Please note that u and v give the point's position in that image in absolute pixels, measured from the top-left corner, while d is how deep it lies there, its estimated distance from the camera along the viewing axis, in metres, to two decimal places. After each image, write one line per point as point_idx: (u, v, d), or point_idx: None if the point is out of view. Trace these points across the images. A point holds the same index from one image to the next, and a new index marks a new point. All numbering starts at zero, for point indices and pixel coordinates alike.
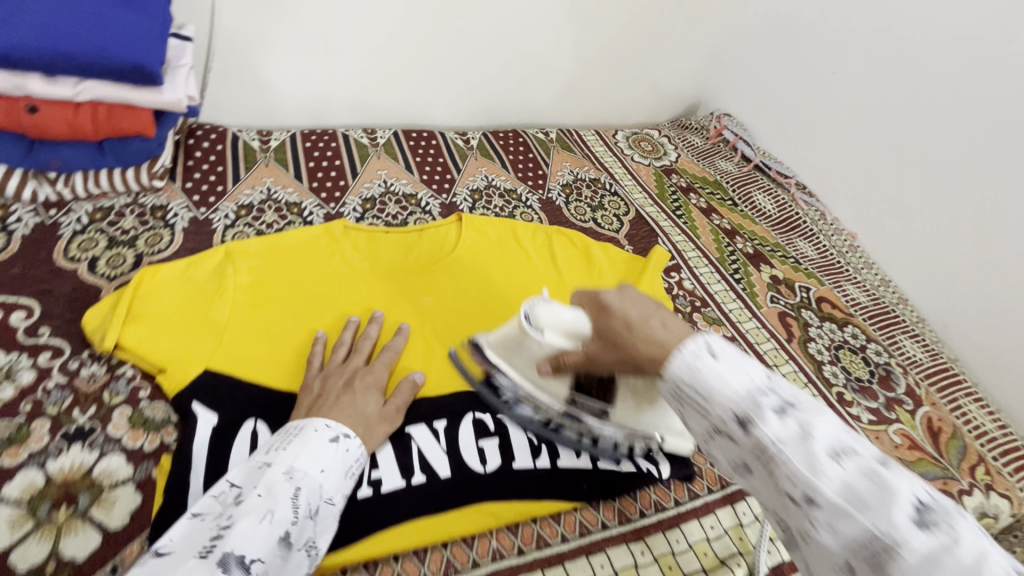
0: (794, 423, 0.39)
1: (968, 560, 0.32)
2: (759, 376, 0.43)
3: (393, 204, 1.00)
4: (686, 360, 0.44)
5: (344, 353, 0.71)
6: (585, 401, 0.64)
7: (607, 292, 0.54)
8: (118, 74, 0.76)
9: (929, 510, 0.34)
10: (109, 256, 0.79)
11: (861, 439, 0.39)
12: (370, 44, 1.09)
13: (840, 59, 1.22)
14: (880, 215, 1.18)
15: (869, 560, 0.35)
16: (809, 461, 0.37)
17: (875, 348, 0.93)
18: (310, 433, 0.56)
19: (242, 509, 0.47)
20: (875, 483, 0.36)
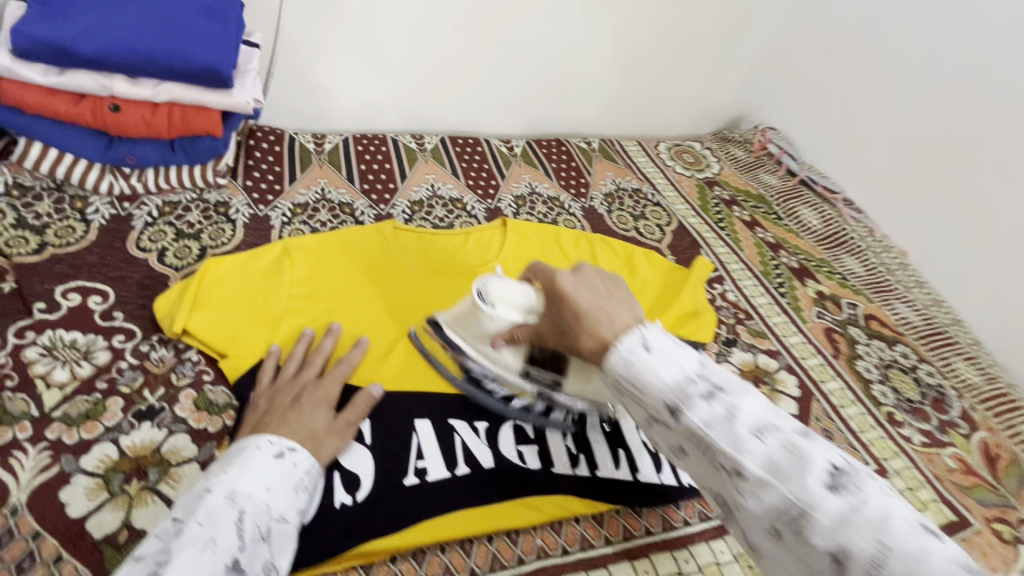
0: (721, 406, 0.44)
1: (873, 517, 0.38)
2: (691, 365, 0.46)
3: (440, 207, 1.03)
4: (623, 355, 0.47)
5: (295, 366, 0.67)
6: (538, 373, 0.65)
7: (563, 278, 0.54)
8: (194, 77, 0.81)
9: (840, 474, 0.40)
10: (176, 248, 0.83)
11: (781, 415, 0.44)
12: (423, 52, 1.14)
13: (893, 74, 1.20)
14: (933, 234, 1.16)
15: (788, 522, 0.40)
16: (732, 439, 0.42)
17: (927, 369, 0.90)
18: (252, 451, 0.52)
19: (182, 541, 0.43)
20: (792, 454, 0.41)
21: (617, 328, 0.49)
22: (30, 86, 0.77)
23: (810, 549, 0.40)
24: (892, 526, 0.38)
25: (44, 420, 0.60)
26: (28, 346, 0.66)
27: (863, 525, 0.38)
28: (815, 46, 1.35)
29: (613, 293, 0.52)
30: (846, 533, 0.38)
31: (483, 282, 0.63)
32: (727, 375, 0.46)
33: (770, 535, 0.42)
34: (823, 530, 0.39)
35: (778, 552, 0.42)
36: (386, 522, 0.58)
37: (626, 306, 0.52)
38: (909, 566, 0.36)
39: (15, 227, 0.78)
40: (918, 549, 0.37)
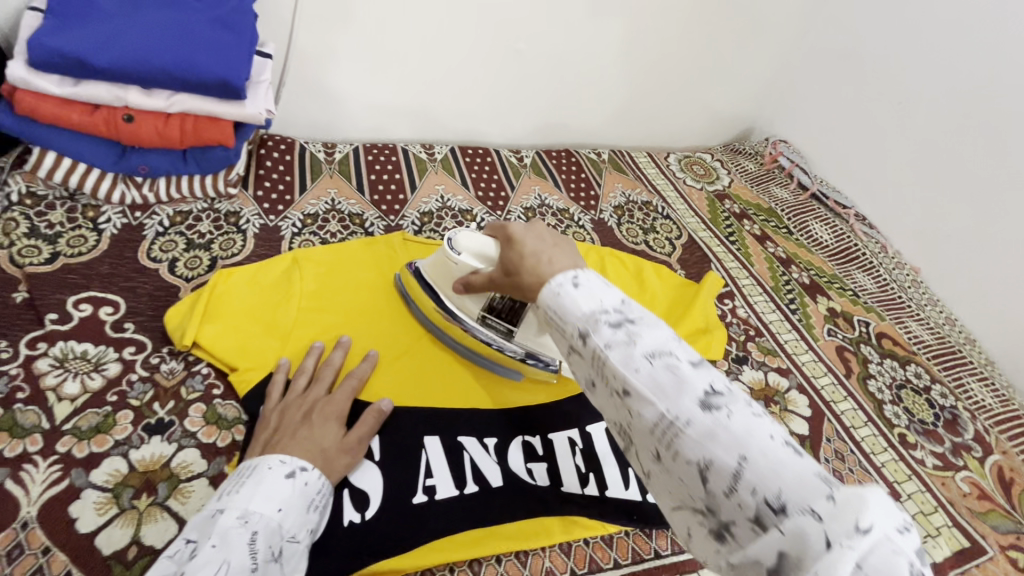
0: (624, 332, 0.41)
1: (736, 430, 0.34)
2: (612, 299, 0.44)
3: (450, 218, 1.02)
4: (553, 288, 0.45)
5: (304, 381, 0.67)
6: (494, 321, 0.73)
7: (514, 227, 0.57)
8: (207, 89, 0.81)
9: (718, 396, 0.37)
10: (187, 258, 0.83)
11: (683, 343, 0.40)
12: (435, 63, 1.14)
13: (908, 89, 1.19)
14: (946, 251, 1.15)
15: (666, 440, 0.37)
16: (625, 358, 0.39)
17: (940, 390, 0.89)
18: (264, 471, 0.52)
19: (196, 563, 0.44)
20: (675, 374, 0.38)
21: (555, 267, 0.49)
22: (45, 97, 0.77)
23: (683, 470, 0.36)
24: (761, 444, 0.34)
25: (55, 433, 0.60)
26: (40, 358, 0.66)
27: (732, 440, 0.34)
28: (827, 59, 1.34)
29: (559, 243, 0.54)
30: (710, 449, 0.35)
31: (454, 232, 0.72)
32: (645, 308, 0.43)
33: (654, 461, 0.38)
34: (691, 444, 0.35)
35: (663, 481, 0.38)
36: (395, 541, 0.58)
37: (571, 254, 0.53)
38: (770, 484, 0.32)
39: (28, 236, 0.78)
40: (783, 467, 0.33)
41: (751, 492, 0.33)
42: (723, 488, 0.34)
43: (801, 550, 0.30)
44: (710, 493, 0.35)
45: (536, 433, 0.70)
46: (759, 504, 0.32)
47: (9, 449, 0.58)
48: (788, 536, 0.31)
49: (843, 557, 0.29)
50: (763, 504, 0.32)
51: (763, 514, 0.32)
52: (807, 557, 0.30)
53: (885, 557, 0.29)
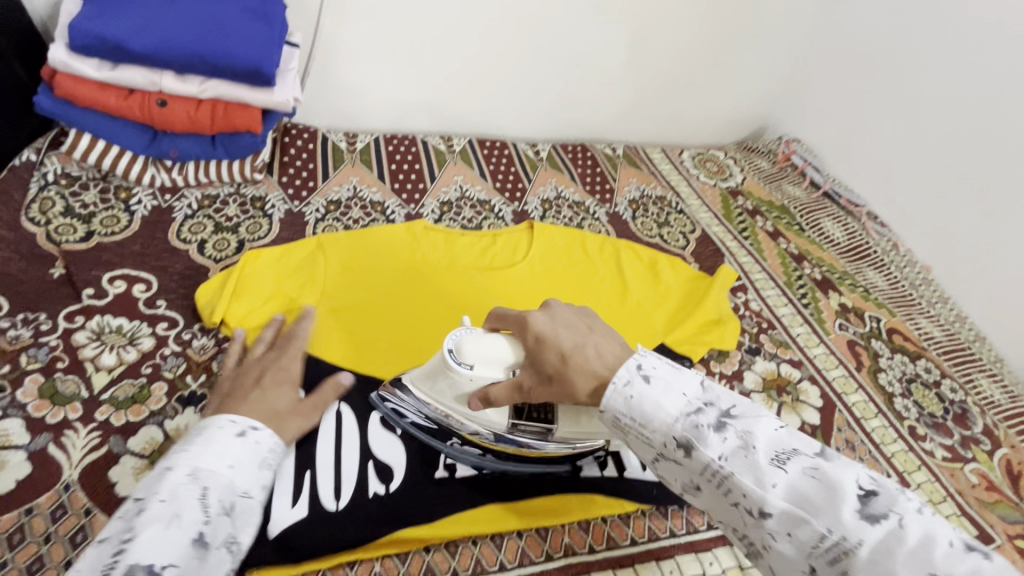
0: (735, 437, 0.42)
1: (912, 541, 0.35)
2: (695, 391, 0.45)
3: (468, 208, 1.04)
4: (622, 390, 0.45)
5: (263, 348, 0.68)
6: (526, 425, 0.59)
7: (536, 320, 0.53)
8: (239, 75, 0.83)
9: (871, 497, 0.37)
10: (215, 240, 0.85)
11: (798, 437, 0.42)
12: (455, 57, 1.16)
13: (921, 89, 1.20)
14: (957, 250, 1.16)
15: (830, 561, 0.37)
16: (755, 472, 0.40)
17: (950, 385, 0.91)
18: (214, 430, 0.50)
19: (144, 518, 0.42)
20: (819, 481, 0.38)
21: (602, 354, 0.49)
22: (83, 80, 0.80)
23: None
24: (941, 553, 0.34)
25: (93, 401, 0.63)
26: (77, 330, 0.68)
27: (910, 555, 0.34)
28: (840, 60, 1.36)
29: (593, 325, 0.52)
30: (889, 565, 0.35)
31: (455, 339, 0.59)
32: (738, 399, 0.44)
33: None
34: (864, 562, 0.35)
35: None
36: (419, 512, 0.60)
37: (609, 336, 0.51)
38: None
39: (63, 215, 0.80)
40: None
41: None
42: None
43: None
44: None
45: None
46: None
47: (51, 415, 0.60)
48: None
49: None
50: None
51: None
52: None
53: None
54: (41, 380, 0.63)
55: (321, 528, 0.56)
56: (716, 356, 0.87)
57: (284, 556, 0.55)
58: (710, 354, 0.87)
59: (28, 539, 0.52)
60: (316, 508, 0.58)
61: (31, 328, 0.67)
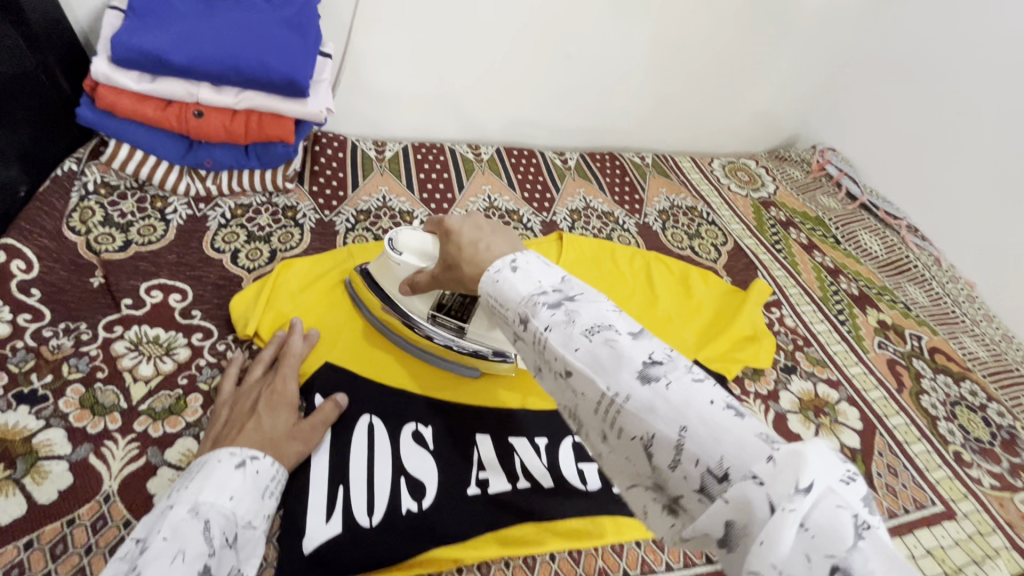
0: (563, 312, 0.41)
1: (677, 401, 0.36)
2: (552, 279, 0.44)
3: (497, 218, 1.04)
4: (492, 276, 0.46)
5: (261, 368, 0.68)
6: (443, 318, 0.73)
7: (450, 218, 0.56)
8: (275, 87, 0.84)
9: (656, 367, 0.38)
10: (248, 250, 0.86)
11: (621, 318, 0.42)
12: (485, 65, 1.15)
13: (966, 98, 1.16)
14: (1003, 265, 1.11)
15: (609, 420, 0.38)
16: (565, 339, 0.40)
17: (997, 409, 0.87)
18: (213, 465, 0.53)
19: (149, 555, 0.44)
20: (614, 350, 0.39)
21: (492, 252, 0.49)
22: (123, 92, 0.81)
23: (630, 448, 0.37)
24: (699, 412, 0.35)
25: (132, 412, 0.63)
26: (117, 340, 0.69)
27: (671, 411, 0.36)
28: (879, 67, 1.32)
29: (497, 229, 0.53)
30: (652, 421, 0.36)
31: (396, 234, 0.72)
32: (586, 289, 0.44)
33: (602, 443, 0.40)
34: (633, 419, 0.37)
35: (613, 461, 0.40)
36: (452, 530, 0.59)
37: (510, 238, 0.52)
38: (711, 451, 0.34)
39: (102, 224, 0.82)
40: (721, 433, 0.34)
41: (694, 462, 0.34)
42: (668, 461, 0.35)
43: (747, 516, 0.31)
44: (656, 467, 0.36)
45: None
46: (703, 473, 0.34)
47: (92, 426, 0.61)
48: (732, 504, 0.32)
49: (784, 520, 0.29)
50: (707, 473, 0.34)
51: (708, 483, 0.34)
52: (751, 522, 0.31)
53: (829, 512, 0.29)
54: (82, 390, 0.64)
55: (353, 545, 0.56)
56: (751, 374, 0.85)
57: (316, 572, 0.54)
58: (745, 372, 0.84)
59: (70, 550, 0.53)
60: (349, 524, 0.57)
61: (72, 337, 0.68)
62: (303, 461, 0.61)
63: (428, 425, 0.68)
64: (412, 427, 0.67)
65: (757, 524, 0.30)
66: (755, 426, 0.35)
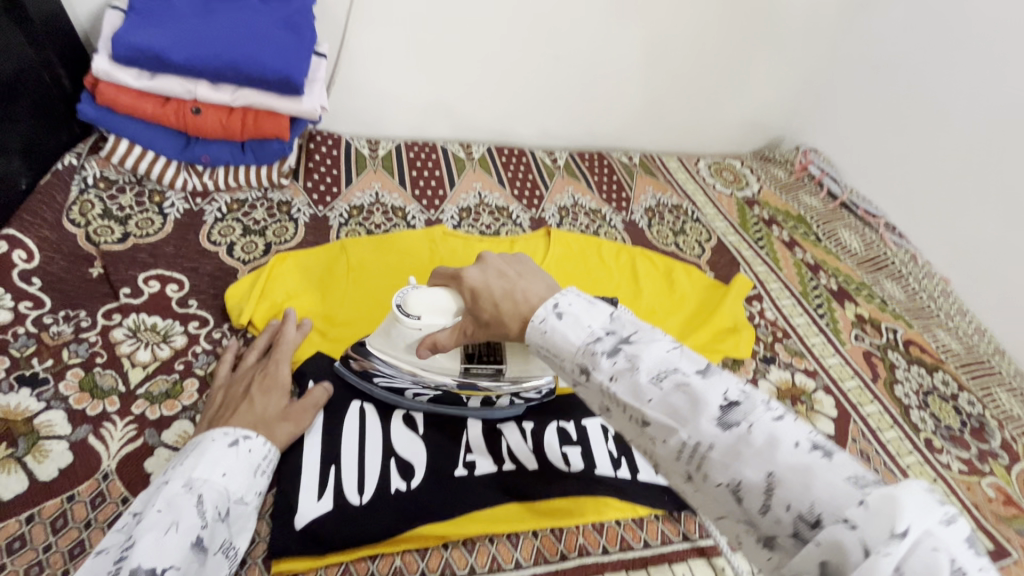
0: (623, 358, 0.42)
1: (760, 445, 0.36)
2: (601, 321, 0.45)
3: (487, 215, 1.07)
4: (538, 326, 0.47)
5: (255, 356, 0.70)
6: (477, 368, 0.64)
7: (471, 273, 0.55)
8: (271, 85, 0.86)
9: (734, 409, 0.38)
10: (243, 243, 0.88)
11: (684, 356, 0.42)
12: (476, 66, 1.18)
13: (941, 101, 1.20)
14: (978, 262, 1.15)
15: (692, 466, 0.39)
16: (634, 389, 0.41)
17: (967, 398, 0.90)
18: (207, 443, 0.56)
19: (144, 526, 0.47)
20: (687, 395, 0.39)
21: (530, 296, 0.49)
22: (124, 89, 0.84)
23: (716, 495, 0.38)
24: (784, 455, 0.35)
25: (130, 395, 0.66)
26: (115, 328, 0.72)
27: (756, 456, 0.36)
28: (859, 71, 1.36)
29: (522, 269, 0.53)
30: (738, 467, 0.36)
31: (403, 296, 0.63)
32: (638, 326, 0.45)
33: (683, 485, 0.40)
34: (717, 465, 0.37)
35: (695, 502, 0.40)
36: (439, 508, 0.61)
37: (540, 278, 0.52)
38: (802, 497, 0.34)
39: (102, 217, 0.84)
40: (811, 478, 0.34)
41: (786, 508, 0.34)
42: (757, 506, 0.36)
43: (842, 559, 0.31)
44: (744, 511, 0.37)
45: (570, 419, 0.73)
46: (796, 519, 0.34)
47: (91, 408, 0.63)
48: (825, 547, 0.32)
49: (879, 563, 0.29)
50: (800, 519, 0.34)
51: (801, 529, 0.34)
52: (845, 566, 0.31)
53: (928, 558, 0.29)
54: (81, 374, 0.66)
55: (344, 521, 0.58)
56: (731, 364, 0.88)
57: (308, 546, 0.56)
58: (725, 362, 0.87)
59: (70, 525, 0.55)
60: (340, 501, 0.60)
61: (72, 324, 0.71)
62: (295, 440, 0.63)
63: (418, 408, 0.70)
64: (402, 411, 0.70)
65: (853, 568, 0.30)
66: (846, 467, 0.35)
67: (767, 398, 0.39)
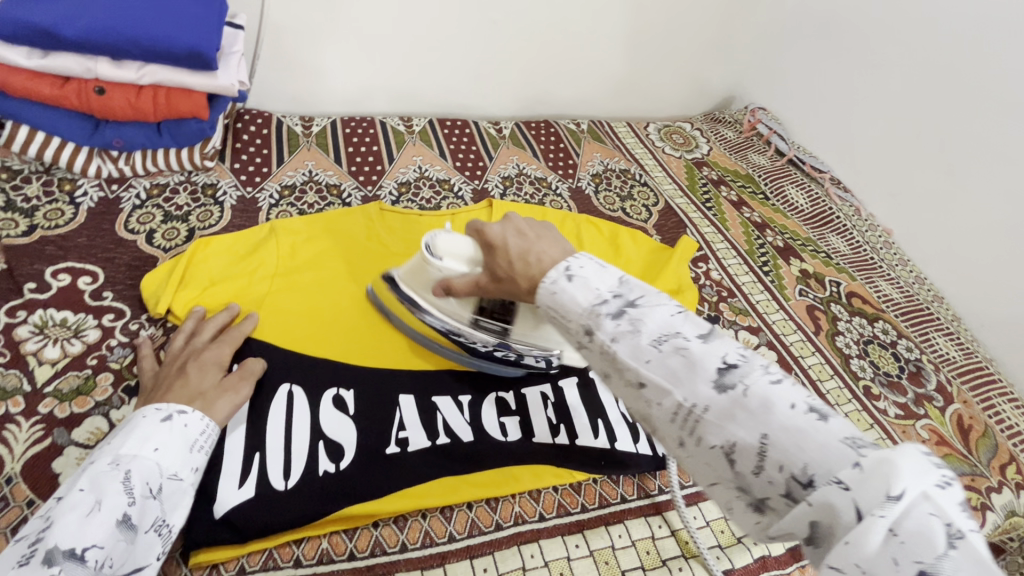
0: (627, 321, 0.44)
1: (756, 407, 0.38)
2: (609, 284, 0.47)
3: (427, 188, 1.04)
4: (547, 288, 0.48)
5: (183, 339, 0.67)
6: (487, 322, 0.69)
7: (491, 228, 0.57)
8: (177, 60, 0.81)
9: (731, 372, 0.40)
10: (165, 229, 0.84)
11: (687, 320, 0.43)
12: (409, 34, 1.12)
13: (882, 51, 1.20)
14: (918, 211, 1.16)
15: (688, 428, 0.41)
16: (635, 351, 0.43)
17: (906, 345, 0.92)
18: (138, 420, 0.53)
19: (62, 506, 0.44)
20: (684, 357, 0.41)
21: (544, 259, 0.51)
22: (15, 70, 0.77)
23: (710, 456, 0.40)
24: (780, 418, 0.37)
25: (35, 394, 0.62)
26: (19, 325, 0.67)
27: (750, 419, 0.38)
28: (803, 26, 1.35)
29: (541, 233, 0.55)
30: (733, 430, 0.38)
31: (432, 237, 0.67)
32: (644, 290, 0.46)
33: (679, 447, 0.42)
34: (714, 427, 0.39)
35: (694, 464, 0.42)
36: (367, 487, 0.60)
37: (555, 242, 0.54)
38: (795, 459, 0.35)
39: (4, 210, 0.79)
40: (804, 441, 0.35)
41: (779, 469, 0.36)
42: (750, 467, 0.38)
43: (832, 520, 0.33)
44: (738, 472, 0.39)
45: (508, 389, 0.73)
46: (789, 480, 0.36)
47: None
48: (815, 508, 0.34)
49: (874, 525, 0.30)
50: (792, 480, 0.36)
51: (793, 489, 0.36)
52: (836, 524, 0.33)
53: (921, 519, 0.30)
54: None
55: (266, 507, 0.56)
56: None
57: (226, 536, 0.54)
58: None
59: None
60: (263, 488, 0.58)
61: None
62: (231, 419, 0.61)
63: (350, 389, 0.68)
64: (332, 393, 0.68)
65: (842, 527, 0.32)
66: (841, 429, 0.35)
67: (767, 361, 0.40)
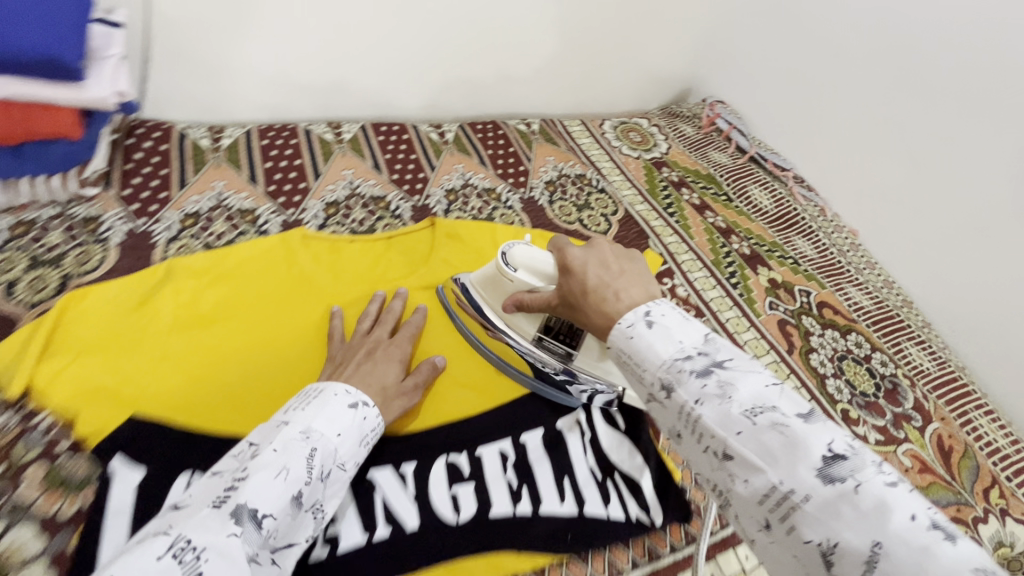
0: (714, 382, 0.39)
1: (869, 508, 0.32)
2: (694, 339, 0.42)
3: (359, 208, 0.91)
4: (624, 330, 0.44)
5: (368, 324, 0.70)
6: (551, 342, 0.69)
7: (573, 251, 0.55)
8: (32, 70, 0.64)
9: (839, 461, 0.34)
10: (30, 278, 0.69)
11: (784, 395, 0.38)
12: (331, 28, 0.98)
13: (843, 41, 1.14)
14: (883, 209, 1.12)
15: (778, 515, 0.34)
16: (723, 419, 0.37)
17: (881, 358, 0.87)
18: (331, 395, 0.53)
19: (258, 462, 0.43)
20: (784, 436, 0.35)
21: (626, 298, 0.47)
22: None
23: (800, 548, 0.34)
24: (897, 527, 0.31)
25: None
26: None
27: (862, 521, 0.31)
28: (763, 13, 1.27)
29: (626, 269, 0.52)
30: (837, 529, 0.32)
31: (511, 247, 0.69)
32: (735, 352, 0.41)
33: (760, 531, 0.36)
34: (810, 518, 0.33)
35: (770, 551, 0.36)
36: None
37: (639, 281, 0.50)
38: None
39: None
40: (929, 562, 0.29)
41: None
42: None
43: None
44: None
45: (460, 452, 0.63)
46: None
47: None
48: None
49: None
50: None
51: None
52: None
53: None
54: None
55: None
56: None
57: None
58: None
59: None
60: None
61: None
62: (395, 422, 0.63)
63: None
64: None
65: None
66: (973, 556, 0.29)
67: (879, 459, 0.35)
